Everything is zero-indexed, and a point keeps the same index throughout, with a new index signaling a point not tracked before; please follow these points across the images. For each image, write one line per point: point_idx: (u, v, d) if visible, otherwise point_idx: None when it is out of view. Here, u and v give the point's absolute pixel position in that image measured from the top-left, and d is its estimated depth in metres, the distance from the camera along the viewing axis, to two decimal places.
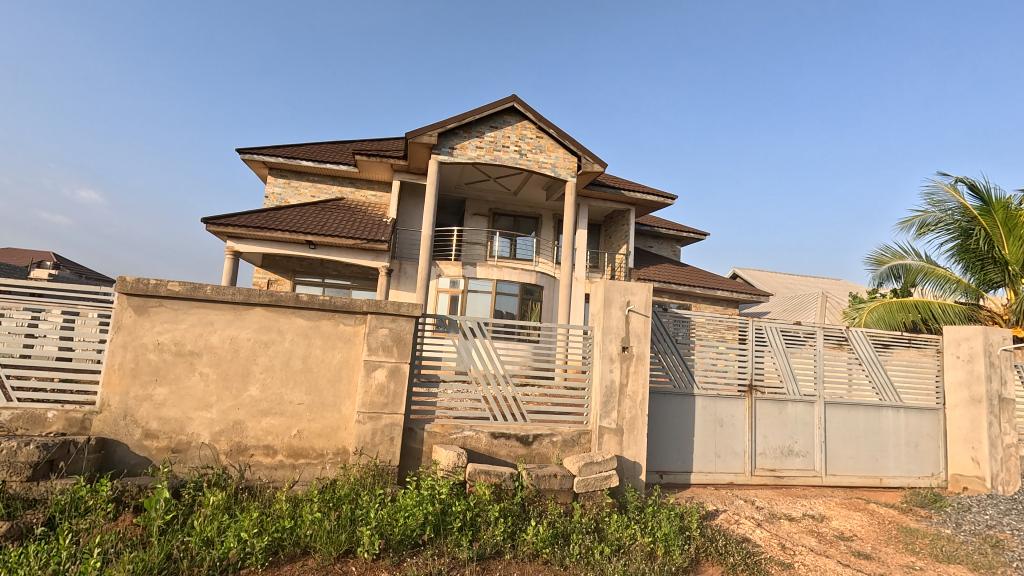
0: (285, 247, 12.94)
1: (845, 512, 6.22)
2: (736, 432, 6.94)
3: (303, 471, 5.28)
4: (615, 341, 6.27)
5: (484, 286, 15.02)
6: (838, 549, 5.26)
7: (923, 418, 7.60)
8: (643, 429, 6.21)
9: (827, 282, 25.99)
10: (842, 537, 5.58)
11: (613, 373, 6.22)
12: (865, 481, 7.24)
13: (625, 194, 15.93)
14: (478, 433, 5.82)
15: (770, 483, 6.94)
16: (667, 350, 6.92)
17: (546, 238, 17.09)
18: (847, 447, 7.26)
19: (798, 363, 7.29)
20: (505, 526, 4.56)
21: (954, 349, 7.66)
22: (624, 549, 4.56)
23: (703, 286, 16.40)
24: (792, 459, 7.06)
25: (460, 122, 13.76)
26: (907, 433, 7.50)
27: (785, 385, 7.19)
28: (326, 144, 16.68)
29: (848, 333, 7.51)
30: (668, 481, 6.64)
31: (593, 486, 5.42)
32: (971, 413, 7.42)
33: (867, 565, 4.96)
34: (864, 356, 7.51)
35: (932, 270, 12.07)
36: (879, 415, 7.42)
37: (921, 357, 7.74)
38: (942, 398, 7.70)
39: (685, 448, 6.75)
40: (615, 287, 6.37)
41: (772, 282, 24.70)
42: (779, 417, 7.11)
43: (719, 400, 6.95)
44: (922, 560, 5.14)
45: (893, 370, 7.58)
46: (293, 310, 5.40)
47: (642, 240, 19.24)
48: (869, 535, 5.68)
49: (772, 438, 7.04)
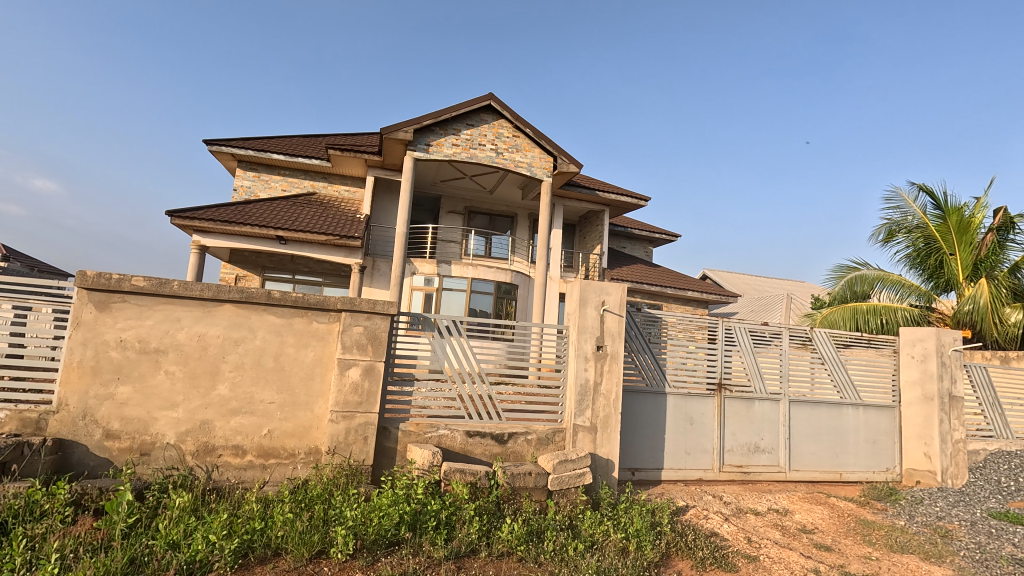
0: (255, 242, 12.64)
1: (808, 506, 6.46)
2: (705, 430, 7.13)
3: (273, 472, 5.18)
4: (590, 340, 6.34)
5: (460, 285, 14.99)
6: (800, 542, 5.47)
7: (880, 415, 7.93)
8: (616, 427, 6.31)
9: (793, 285, 26.68)
10: (804, 530, 5.78)
11: (588, 372, 6.29)
12: (826, 476, 7.53)
13: (600, 195, 16.11)
14: (453, 432, 5.80)
15: (737, 479, 7.14)
16: (641, 349, 7.03)
17: (521, 237, 17.16)
18: (810, 443, 7.54)
19: (764, 362, 7.53)
20: (481, 525, 4.57)
21: (909, 349, 8.02)
22: (597, 545, 4.64)
23: (674, 286, 16.70)
24: (759, 455, 7.30)
25: (437, 119, 13.64)
26: (866, 430, 7.83)
27: (752, 383, 7.41)
28: (298, 137, 16.32)
29: (811, 333, 7.79)
30: (640, 478, 6.74)
31: (567, 484, 5.47)
32: (924, 411, 7.80)
33: (828, 556, 5.17)
34: (827, 355, 7.80)
35: (888, 276, 12.60)
36: (840, 413, 7.73)
37: (878, 357, 8.07)
38: (898, 396, 8.05)
39: (656, 446, 6.89)
40: (591, 286, 6.43)
41: (741, 284, 25.28)
42: (747, 415, 7.32)
43: (690, 399, 7.12)
44: (878, 550, 5.37)
45: (854, 369, 7.90)
46: (266, 306, 5.28)
47: (616, 241, 19.49)
48: (829, 528, 5.92)
49: (740, 435, 7.26)
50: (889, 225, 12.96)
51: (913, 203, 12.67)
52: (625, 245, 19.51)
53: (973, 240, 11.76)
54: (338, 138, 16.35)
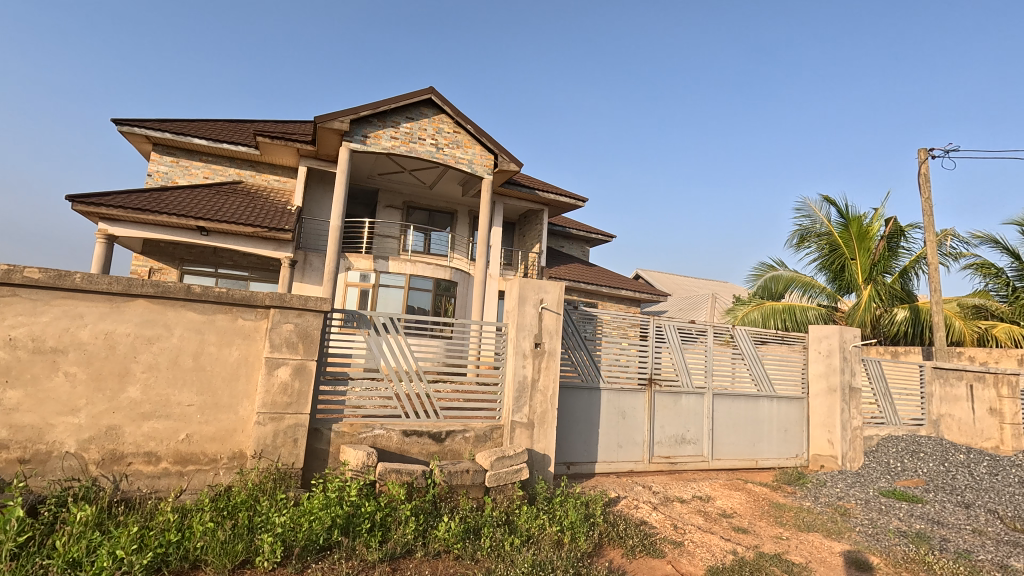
0: (172, 233, 11.73)
1: (727, 492, 6.91)
2: (636, 423, 7.43)
3: (192, 479, 4.83)
4: (528, 337, 6.42)
5: (397, 281, 14.68)
6: (720, 526, 5.84)
7: (791, 406, 8.62)
8: (552, 422, 6.44)
9: (717, 285, 28.36)
10: (724, 515, 6.18)
11: (525, 368, 6.37)
12: (744, 464, 8.09)
13: (540, 194, 16.34)
14: (389, 431, 5.66)
15: (664, 469, 7.51)
16: (577, 346, 7.22)
17: (461, 234, 17.07)
18: (730, 433, 8.06)
19: (691, 358, 7.95)
20: (417, 525, 4.51)
21: (817, 346, 8.75)
22: (533, 539, 4.72)
23: (609, 285, 17.26)
24: (685, 446, 7.71)
25: (375, 110, 13.26)
26: (779, 420, 8.48)
27: (680, 378, 7.81)
28: (222, 122, 15.30)
29: (733, 330, 8.31)
30: (575, 472, 6.92)
31: (504, 480, 5.49)
32: (828, 401, 8.55)
33: (744, 537, 5.56)
34: (746, 351, 8.37)
35: (801, 277, 13.75)
36: (757, 404, 8.32)
37: (790, 353, 8.76)
38: (807, 388, 8.78)
39: (590, 440, 7.10)
40: (530, 284, 6.52)
41: (671, 284, 26.54)
42: (675, 408, 7.71)
43: (623, 394, 7.39)
44: (788, 530, 5.85)
45: (769, 364, 8.53)
46: (184, 302, 4.91)
47: (554, 240, 19.85)
48: (746, 511, 6.36)
49: (668, 428, 7.63)
50: (800, 232, 14.13)
51: (820, 212, 13.86)
52: (563, 244, 19.93)
53: (870, 247, 12.94)
54: (267, 125, 15.49)
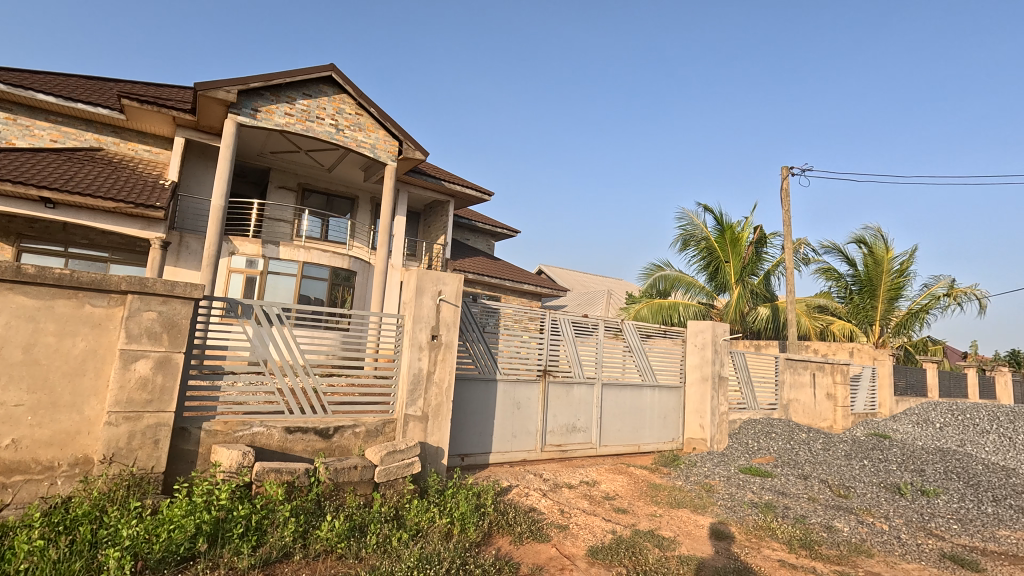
0: (6, 202, 9.92)
1: (611, 476, 7.37)
2: (530, 413, 7.65)
3: (19, 492, 4.13)
4: (425, 330, 6.33)
5: (289, 268, 13.73)
6: (603, 507, 6.21)
7: (670, 394, 9.39)
8: (447, 414, 6.42)
9: (613, 282, 30.05)
10: (607, 497, 6.59)
11: (421, 361, 6.27)
12: (627, 449, 8.68)
13: (445, 185, 16.15)
14: (270, 429, 5.28)
15: (555, 457, 7.82)
16: (475, 338, 7.26)
17: (362, 222, 16.36)
18: (616, 421, 8.60)
19: (583, 350, 8.34)
20: (297, 526, 4.27)
21: (694, 339, 9.60)
22: (422, 533, 4.68)
23: (512, 280, 17.54)
24: (575, 434, 8.08)
25: (267, 83, 12.23)
26: (660, 407, 9.20)
27: (572, 369, 8.17)
28: (77, 78, 13.22)
29: (622, 324, 8.86)
30: (469, 463, 6.97)
31: (394, 475, 5.40)
32: (701, 389, 9.43)
33: (622, 517, 5.98)
34: (633, 344, 8.96)
35: (684, 277, 14.99)
36: (640, 393, 8.96)
37: (671, 346, 9.53)
38: (684, 378, 9.62)
39: (485, 431, 7.18)
40: (428, 276, 6.41)
41: (571, 280, 27.65)
42: (567, 398, 8.05)
43: (518, 385, 7.57)
44: (661, 508, 6.38)
45: (653, 356, 9.21)
46: (12, 285, 4.18)
47: (459, 232, 19.76)
48: (627, 493, 6.84)
49: (560, 417, 7.95)
50: (683, 236, 15.43)
51: (699, 219, 15.20)
52: (468, 237, 19.91)
53: (741, 252, 14.41)
54: (136, 87, 13.66)
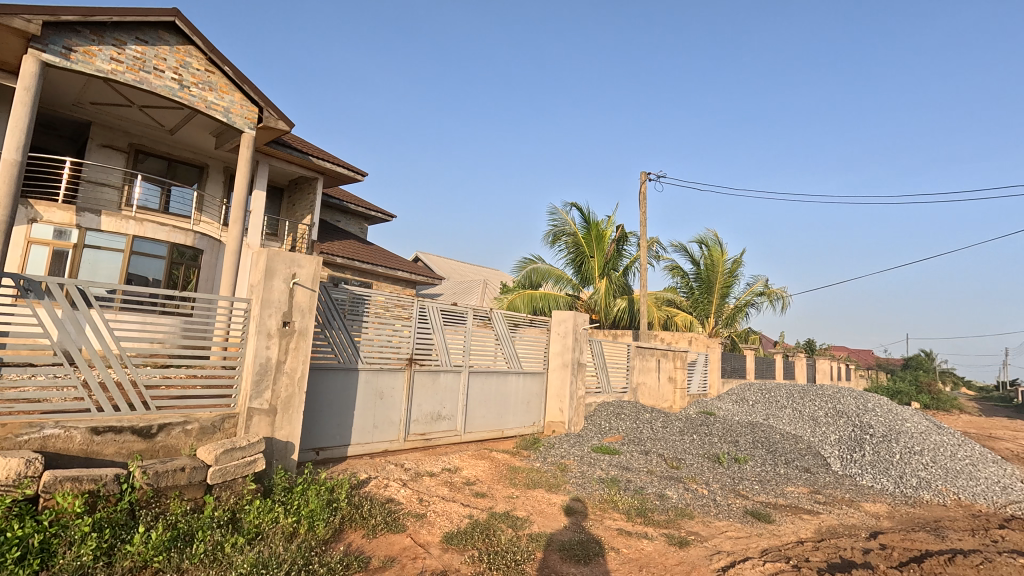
0: None
1: (474, 461, 7.49)
2: (393, 403, 7.44)
3: None
4: (275, 316, 5.79)
5: (114, 243, 11.74)
6: (462, 493, 6.28)
7: (534, 380, 9.81)
8: (299, 407, 5.96)
9: (489, 272, 30.58)
10: (468, 483, 6.68)
11: (270, 350, 5.73)
12: (491, 434, 8.89)
13: (312, 161, 14.95)
14: (69, 431, 4.43)
15: (419, 446, 7.73)
16: (335, 325, 6.85)
17: (213, 194, 14.49)
18: (481, 407, 8.76)
19: (450, 338, 8.33)
20: (99, 543, 3.64)
21: (557, 328, 10.11)
22: (262, 536, 4.30)
23: (385, 265, 16.87)
24: (440, 422, 8.06)
25: (86, 18, 10.18)
26: (523, 393, 9.56)
27: (439, 357, 8.11)
28: None
29: (490, 313, 9.03)
30: (324, 458, 6.58)
31: (232, 475, 4.85)
32: (561, 375, 9.98)
33: (481, 501, 6.10)
34: (501, 332, 9.18)
35: (553, 270, 15.76)
36: (506, 380, 9.22)
37: (537, 334, 9.93)
38: (547, 364, 10.10)
39: (344, 422, 6.83)
40: (280, 257, 5.87)
41: (447, 268, 27.54)
42: (432, 386, 7.99)
43: (382, 374, 7.32)
44: (518, 489, 6.64)
45: (519, 344, 9.53)
46: None
47: (329, 213, 18.51)
48: (487, 477, 7.00)
49: (425, 406, 7.86)
50: (553, 231, 16.18)
51: (568, 216, 16.05)
52: (338, 218, 18.73)
53: (604, 248, 15.57)
54: None
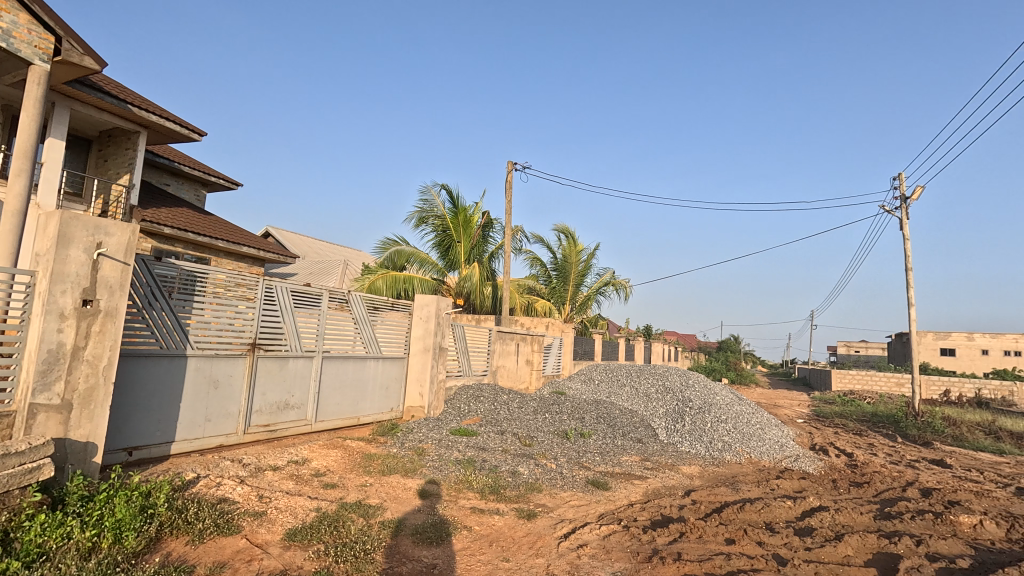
0: None
1: (324, 451, 7.07)
2: (231, 392, 6.68)
3: None
4: (71, 293, 4.79)
5: None
6: (310, 486, 5.89)
7: (394, 365, 9.55)
8: (105, 401, 5.02)
9: (349, 252, 28.97)
10: (317, 474, 6.29)
11: (63, 333, 4.74)
12: (345, 422, 8.48)
13: (133, 111, 12.46)
14: None
15: (261, 439, 7.06)
16: (157, 306, 5.91)
17: None
18: (336, 394, 8.30)
19: (302, 321, 7.71)
20: None
21: (420, 312, 9.93)
22: (47, 557, 3.57)
23: (226, 240, 14.80)
24: (287, 412, 7.45)
25: None
26: (382, 378, 9.26)
27: (287, 342, 7.46)
28: None
29: (348, 295, 8.54)
30: (139, 458, 5.67)
31: (10, 485, 3.89)
32: (422, 360, 9.84)
33: (330, 492, 5.79)
34: (359, 316, 8.76)
35: (419, 253, 15.48)
36: (363, 365, 8.84)
37: (398, 318, 9.66)
38: (407, 349, 9.89)
39: (168, 416, 5.96)
40: (80, 222, 4.85)
41: (302, 246, 25.46)
42: (279, 373, 7.34)
43: (217, 361, 6.51)
44: (372, 477, 6.44)
45: (378, 328, 9.19)
46: None
47: (155, 174, 15.81)
48: (339, 467, 6.67)
49: (269, 394, 7.20)
50: (421, 212, 15.84)
51: (437, 198, 15.82)
52: (168, 181, 16.09)
53: (471, 234, 15.74)
54: None
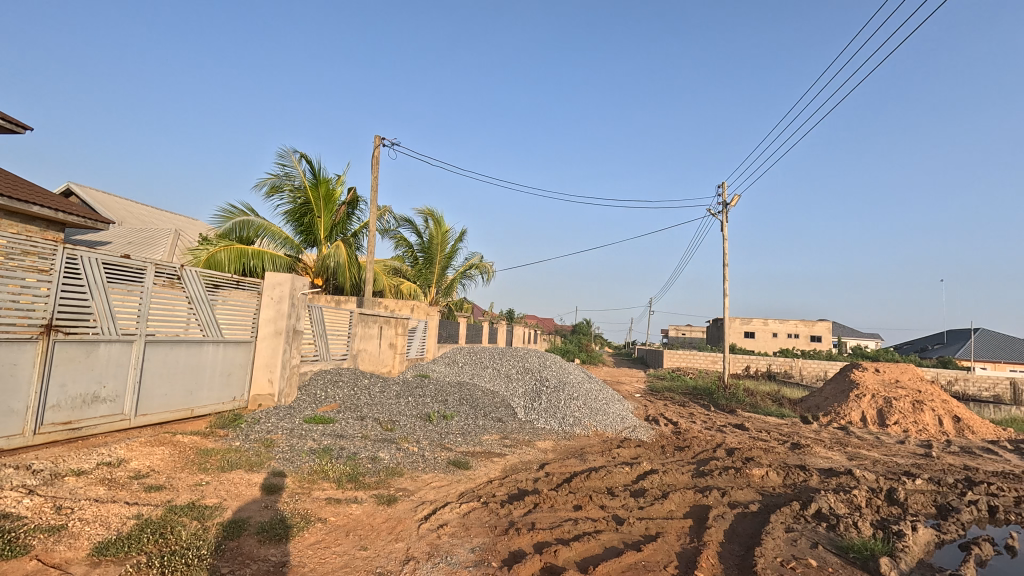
0: None
1: (147, 450, 6.12)
2: (14, 385, 5.43)
3: None
4: None
5: None
6: (128, 490, 5.06)
7: (237, 349, 8.58)
8: None
9: (182, 220, 25.17)
10: (137, 476, 5.42)
11: None
12: (175, 415, 7.43)
13: None
14: None
15: (58, 439, 5.87)
16: None
17: None
18: (163, 384, 7.22)
19: (118, 299, 6.53)
20: None
21: (270, 292, 9.02)
22: None
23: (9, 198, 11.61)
24: (96, 406, 6.29)
25: None
26: (223, 364, 8.26)
27: (97, 323, 6.27)
28: None
29: (181, 270, 7.43)
30: None
31: None
32: (273, 344, 8.98)
33: (155, 496, 5.04)
34: (194, 294, 7.68)
35: (270, 226, 14.06)
36: (199, 350, 7.80)
37: (244, 298, 8.67)
38: (255, 332, 8.95)
39: None
40: None
41: (118, 209, 21.44)
42: (85, 361, 6.15)
43: None
44: (209, 475, 5.75)
45: (219, 309, 8.17)
46: None
47: None
48: (166, 466, 5.84)
49: (71, 386, 6.00)
50: (275, 180, 14.33)
51: (296, 166, 14.46)
52: None
53: (334, 209, 14.76)
54: None
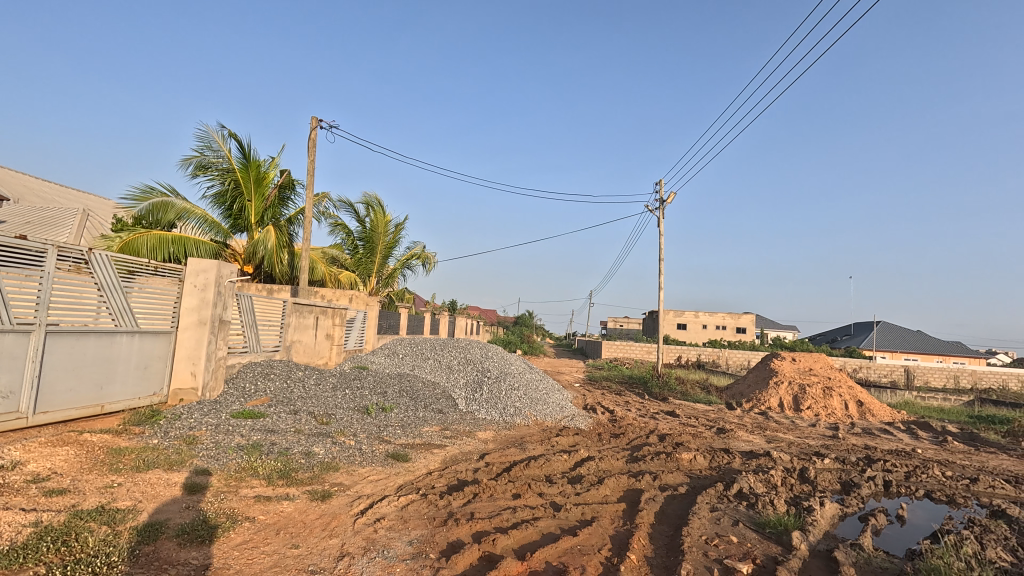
0: None
1: (48, 451, 5.56)
2: None
3: None
4: None
5: None
6: (24, 496, 4.57)
7: (156, 340, 7.95)
8: None
9: (90, 200, 22.94)
10: (35, 481, 4.91)
11: None
12: (83, 412, 6.80)
13: None
14: None
15: None
16: None
17: None
18: (68, 378, 6.59)
19: (13, 285, 5.87)
20: None
21: (193, 279, 8.39)
22: None
23: None
24: None
25: None
26: (138, 356, 7.64)
27: None
28: None
29: (88, 254, 6.78)
30: None
31: None
32: (196, 335, 8.37)
33: (58, 501, 4.58)
34: (104, 281, 7.04)
35: (195, 209, 13.12)
36: (110, 341, 7.17)
37: (163, 286, 8.03)
38: (176, 321, 8.33)
39: None
40: None
41: (12, 185, 19.18)
42: None
43: None
44: (122, 476, 5.31)
45: (134, 297, 7.53)
46: None
47: None
48: (71, 468, 5.33)
49: None
50: (200, 160, 13.32)
51: (224, 146, 13.49)
52: None
53: (265, 193, 13.96)
54: None
